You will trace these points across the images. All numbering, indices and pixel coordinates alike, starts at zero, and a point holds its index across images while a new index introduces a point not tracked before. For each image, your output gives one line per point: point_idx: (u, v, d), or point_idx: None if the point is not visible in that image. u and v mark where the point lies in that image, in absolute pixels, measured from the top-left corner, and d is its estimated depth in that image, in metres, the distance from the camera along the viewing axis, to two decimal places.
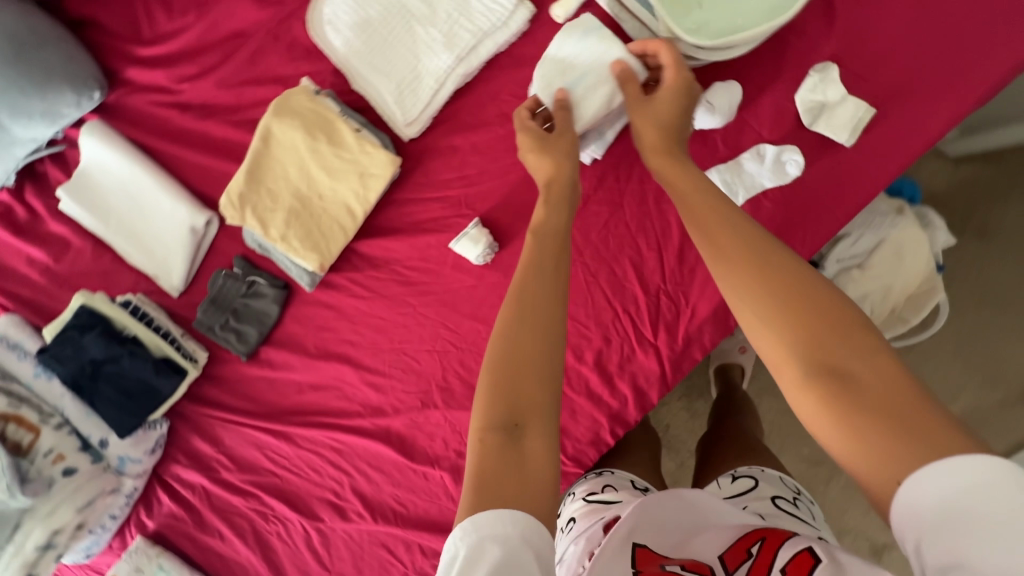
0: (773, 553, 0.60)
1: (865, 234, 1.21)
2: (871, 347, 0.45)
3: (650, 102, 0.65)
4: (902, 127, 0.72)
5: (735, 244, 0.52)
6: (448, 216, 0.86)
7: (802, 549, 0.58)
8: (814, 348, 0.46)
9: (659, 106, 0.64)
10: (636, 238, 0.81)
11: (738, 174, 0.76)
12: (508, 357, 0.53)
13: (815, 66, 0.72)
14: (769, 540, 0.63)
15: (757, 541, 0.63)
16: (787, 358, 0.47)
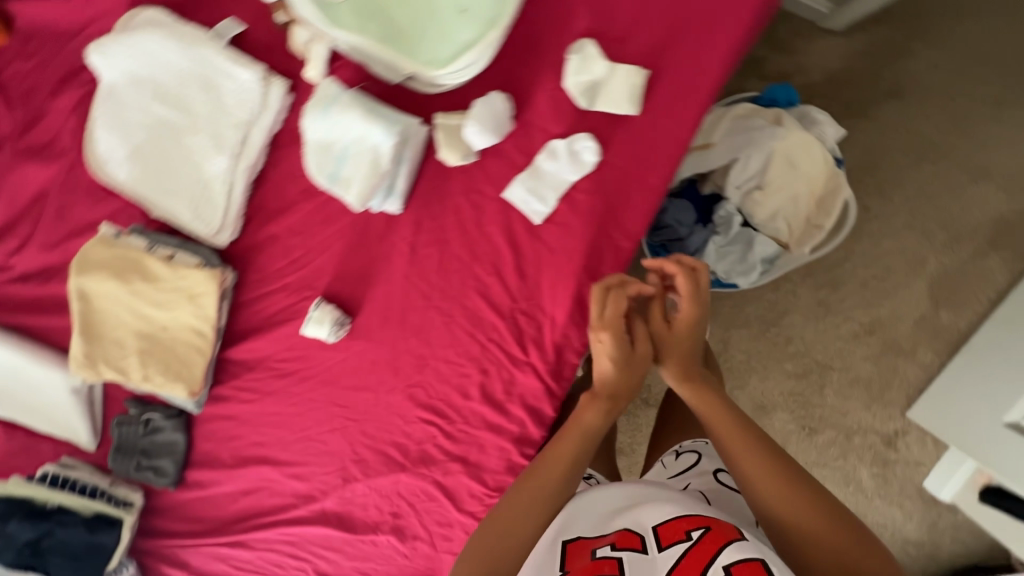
0: (717, 544, 0.56)
1: (752, 154, 1.15)
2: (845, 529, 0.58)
3: (675, 330, 0.73)
4: (684, 77, 0.68)
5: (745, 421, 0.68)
6: (294, 302, 0.85)
7: (755, 557, 0.53)
8: (805, 528, 0.59)
9: (683, 336, 0.72)
10: (472, 267, 0.79)
11: (540, 177, 0.72)
12: (537, 483, 0.67)
13: (571, 48, 0.67)
14: (714, 531, 0.58)
15: (701, 527, 0.59)
16: (781, 521, 0.60)
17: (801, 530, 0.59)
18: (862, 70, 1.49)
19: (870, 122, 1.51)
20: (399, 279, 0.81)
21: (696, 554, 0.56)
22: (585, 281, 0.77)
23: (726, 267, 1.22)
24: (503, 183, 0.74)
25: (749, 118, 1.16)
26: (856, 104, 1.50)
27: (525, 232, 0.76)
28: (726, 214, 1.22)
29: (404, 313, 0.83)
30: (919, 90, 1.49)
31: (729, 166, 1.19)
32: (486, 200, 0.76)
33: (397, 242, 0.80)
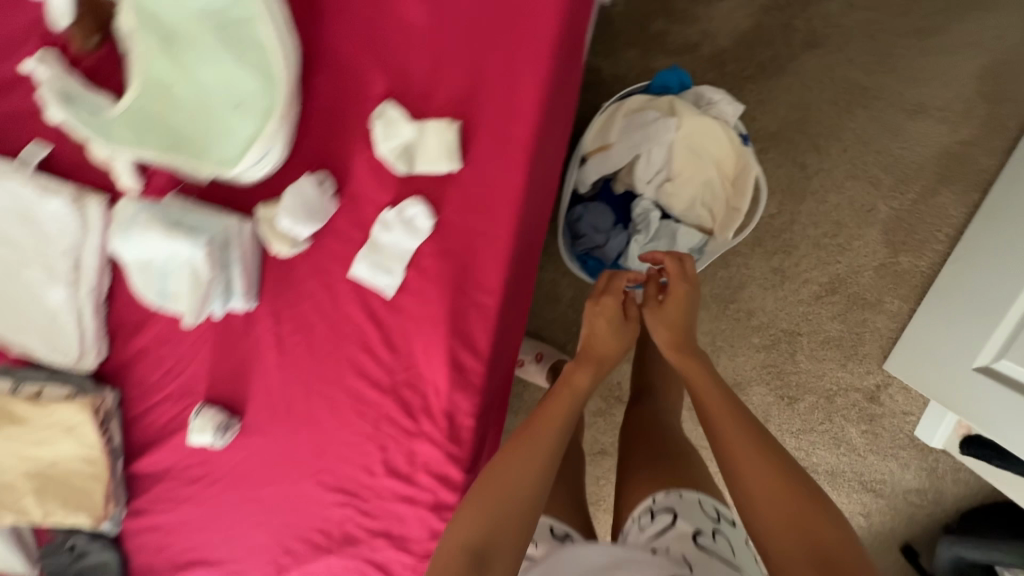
0: None
1: (654, 149, 1.09)
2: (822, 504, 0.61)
3: (664, 306, 0.87)
4: (500, 121, 0.62)
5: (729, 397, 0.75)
6: (182, 410, 0.83)
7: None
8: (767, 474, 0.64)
9: (670, 311, 0.85)
10: (342, 348, 0.75)
11: (380, 251, 0.68)
12: (529, 456, 0.71)
13: (374, 114, 0.62)
14: None
15: None
16: (760, 498, 0.62)
17: (780, 502, 0.61)
18: (772, 24, 1.40)
19: (791, 77, 1.42)
20: (275, 371, 0.78)
21: None
22: (458, 344, 0.72)
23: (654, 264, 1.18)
24: (347, 261, 0.70)
25: (644, 111, 1.09)
26: (772, 60, 1.42)
27: (383, 306, 0.72)
28: (642, 212, 1.16)
29: (290, 403, 0.80)
30: (834, 34, 1.41)
31: (634, 164, 1.12)
32: (336, 281, 0.71)
33: (262, 336, 0.76)
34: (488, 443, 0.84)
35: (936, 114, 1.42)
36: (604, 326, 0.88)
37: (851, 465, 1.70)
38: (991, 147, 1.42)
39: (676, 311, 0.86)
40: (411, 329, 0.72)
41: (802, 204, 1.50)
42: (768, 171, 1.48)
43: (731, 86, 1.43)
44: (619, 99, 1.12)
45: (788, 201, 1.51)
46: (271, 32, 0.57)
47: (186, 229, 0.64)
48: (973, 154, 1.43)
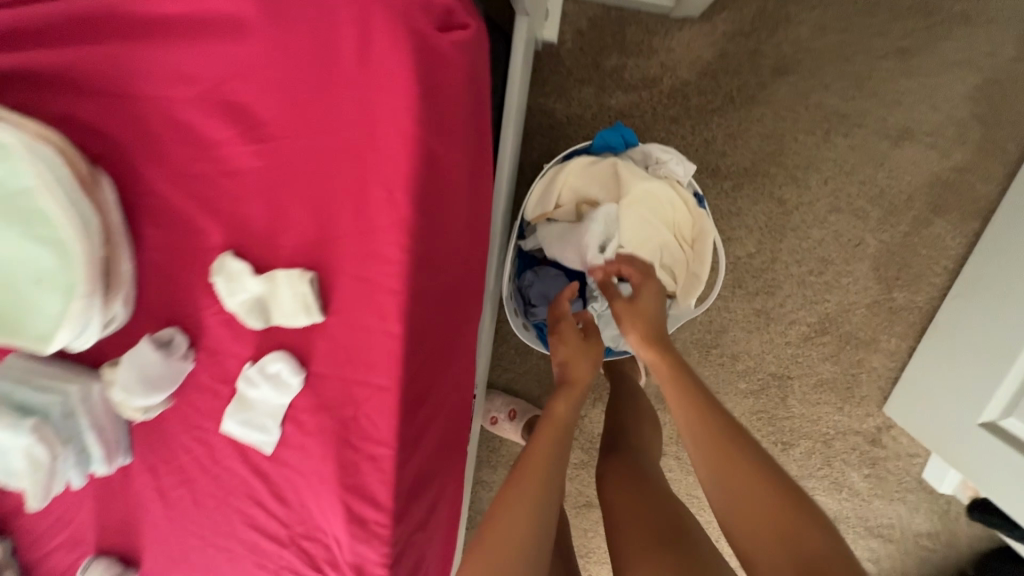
0: None
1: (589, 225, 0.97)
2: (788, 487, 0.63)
3: (634, 303, 0.86)
4: (363, 267, 0.53)
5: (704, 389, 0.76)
6: (75, 559, 0.75)
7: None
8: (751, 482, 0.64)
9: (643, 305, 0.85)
10: (231, 501, 0.67)
11: (251, 408, 0.59)
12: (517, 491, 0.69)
13: (213, 267, 0.53)
14: None
15: None
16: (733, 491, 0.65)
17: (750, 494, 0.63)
18: (736, 53, 1.28)
19: (762, 107, 1.30)
20: (164, 523, 0.70)
21: None
22: (353, 498, 0.63)
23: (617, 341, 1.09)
24: (218, 417, 0.61)
25: (590, 177, 1.00)
26: (738, 92, 1.29)
27: (266, 459, 0.63)
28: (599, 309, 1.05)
29: (185, 552, 0.72)
30: (806, 60, 1.28)
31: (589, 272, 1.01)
32: (211, 434, 0.63)
33: (144, 488, 0.68)
34: None
35: (923, 138, 1.29)
36: (573, 347, 0.89)
37: (854, 510, 1.56)
38: (986, 173, 1.29)
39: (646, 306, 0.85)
40: (300, 482, 0.64)
41: (783, 241, 1.37)
42: (743, 210, 1.35)
43: (696, 122, 1.30)
44: (559, 162, 1.02)
45: (770, 239, 1.37)
46: (55, 200, 0.47)
47: (17, 408, 0.57)
48: (968, 181, 1.30)
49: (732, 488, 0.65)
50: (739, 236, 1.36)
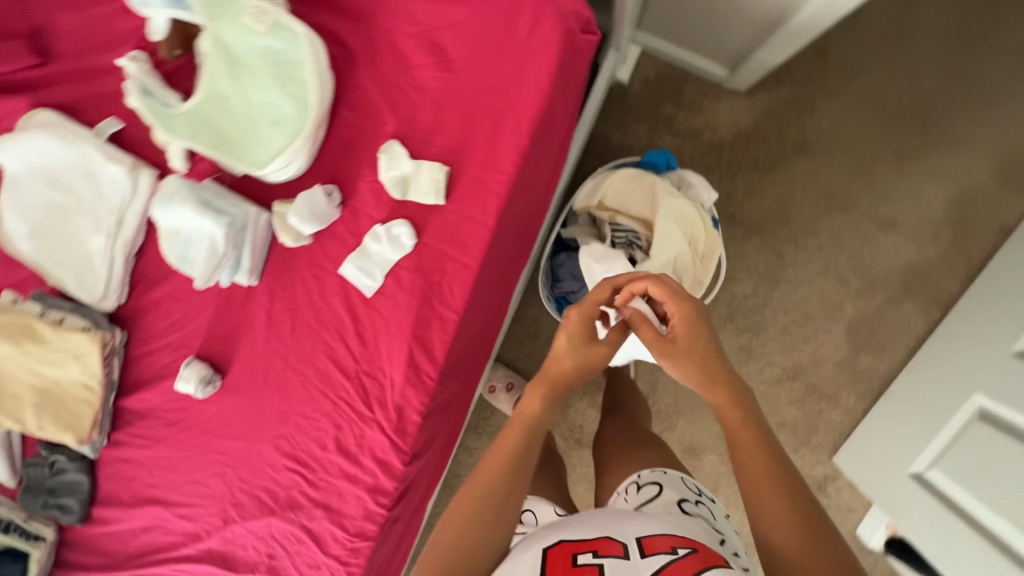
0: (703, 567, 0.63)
1: (620, 215, 1.24)
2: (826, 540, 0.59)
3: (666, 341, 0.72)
4: (482, 172, 0.76)
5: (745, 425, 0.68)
6: (175, 359, 0.95)
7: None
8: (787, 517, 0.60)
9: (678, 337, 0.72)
10: (321, 334, 0.88)
11: (368, 258, 0.81)
12: (488, 486, 0.71)
13: (381, 147, 0.77)
14: (700, 553, 0.66)
15: (687, 547, 0.67)
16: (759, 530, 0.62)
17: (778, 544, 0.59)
18: (768, 127, 1.54)
19: (780, 175, 1.56)
20: (261, 342, 0.91)
21: (681, 566, 0.63)
22: (417, 349, 0.84)
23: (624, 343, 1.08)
24: (339, 261, 0.83)
25: (632, 184, 1.24)
26: (763, 160, 1.56)
27: (363, 303, 0.84)
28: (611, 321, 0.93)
29: (267, 371, 0.92)
30: (824, 147, 1.54)
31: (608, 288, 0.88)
32: (328, 275, 0.84)
33: (258, 309, 0.89)
34: (429, 443, 0.95)
35: (906, 231, 1.54)
36: (569, 347, 0.77)
37: None
38: (950, 272, 1.53)
39: (684, 338, 0.71)
40: (381, 327, 0.85)
41: (775, 290, 1.60)
42: (747, 256, 1.59)
43: (724, 173, 1.56)
44: (612, 168, 1.28)
45: (764, 285, 1.60)
46: (314, 77, 0.73)
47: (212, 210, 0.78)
48: (935, 276, 1.54)
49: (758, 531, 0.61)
50: (738, 276, 1.60)
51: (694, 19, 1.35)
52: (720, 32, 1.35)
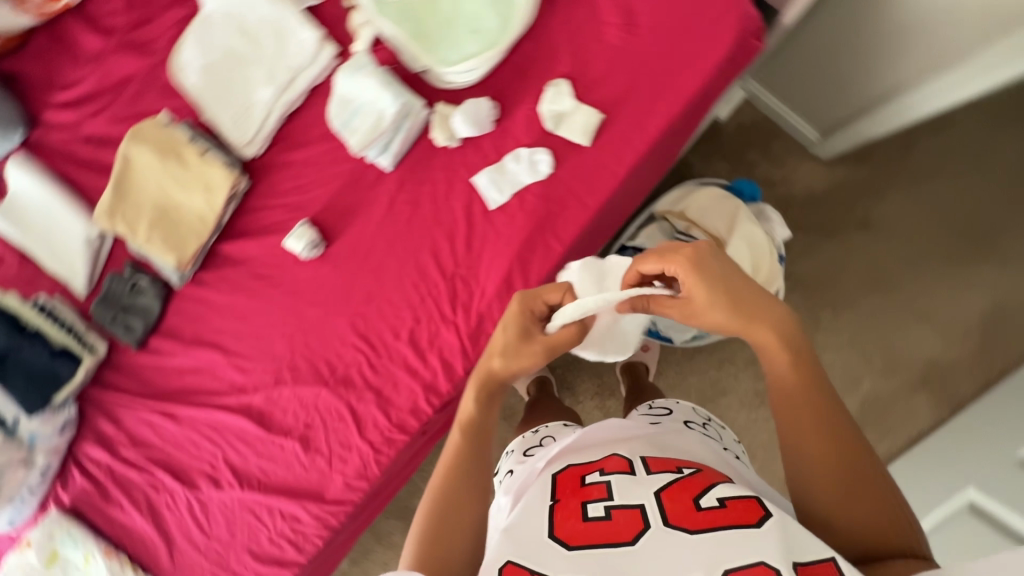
0: (708, 482, 0.69)
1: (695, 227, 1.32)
2: (864, 465, 0.63)
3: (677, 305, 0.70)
4: (629, 128, 0.86)
5: (787, 375, 0.66)
6: (287, 219, 1.03)
7: (752, 498, 0.65)
8: (830, 463, 0.63)
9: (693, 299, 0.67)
10: (433, 232, 0.96)
11: (502, 174, 0.90)
12: (453, 482, 0.71)
13: (551, 81, 0.87)
14: (704, 472, 0.73)
15: (693, 467, 0.74)
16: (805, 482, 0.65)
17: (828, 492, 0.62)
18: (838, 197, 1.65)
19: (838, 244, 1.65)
20: (373, 225, 0.98)
21: (688, 485, 0.69)
22: (517, 268, 0.92)
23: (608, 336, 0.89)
24: (474, 171, 0.92)
25: (716, 204, 1.33)
26: (827, 225, 1.65)
27: (482, 214, 0.93)
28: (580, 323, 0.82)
29: (369, 253, 1.00)
30: (885, 230, 1.64)
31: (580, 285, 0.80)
32: (459, 181, 0.93)
33: (382, 195, 0.97)
34: None
35: (936, 328, 1.63)
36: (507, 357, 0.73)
37: None
38: (966, 378, 1.62)
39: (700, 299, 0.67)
40: (491, 239, 0.93)
41: None
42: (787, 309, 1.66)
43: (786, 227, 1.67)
44: (699, 185, 1.38)
45: None
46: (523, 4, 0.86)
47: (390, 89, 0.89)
48: (952, 377, 1.63)
49: (798, 482, 0.65)
50: None
51: (810, 79, 1.46)
52: (827, 95, 1.46)
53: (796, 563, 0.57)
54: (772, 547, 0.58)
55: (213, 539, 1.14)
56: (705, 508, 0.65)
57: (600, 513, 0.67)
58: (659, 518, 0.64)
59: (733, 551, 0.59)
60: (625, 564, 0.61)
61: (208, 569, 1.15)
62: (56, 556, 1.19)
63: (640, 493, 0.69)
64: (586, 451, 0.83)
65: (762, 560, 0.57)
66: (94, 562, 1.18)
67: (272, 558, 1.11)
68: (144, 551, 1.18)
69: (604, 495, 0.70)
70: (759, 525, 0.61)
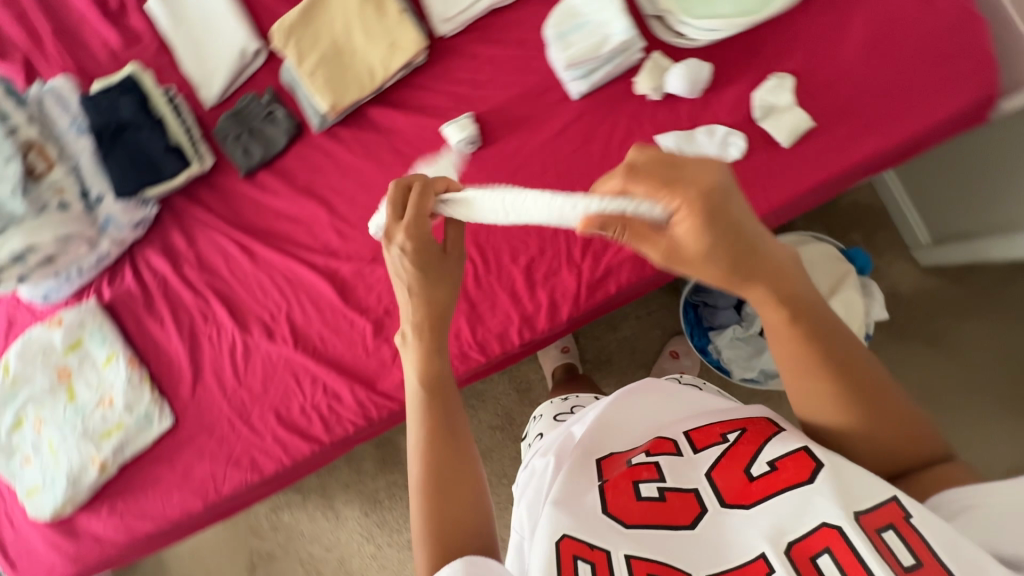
0: (757, 444, 0.61)
1: None
2: (880, 397, 0.58)
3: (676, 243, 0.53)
4: (832, 145, 0.85)
5: (796, 343, 0.58)
6: (450, 108, 1.01)
7: (798, 448, 0.57)
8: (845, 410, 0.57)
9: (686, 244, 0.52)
10: (593, 172, 0.93)
11: (689, 142, 0.87)
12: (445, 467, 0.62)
13: (776, 73, 0.86)
14: (751, 431, 0.63)
15: (736, 430, 0.64)
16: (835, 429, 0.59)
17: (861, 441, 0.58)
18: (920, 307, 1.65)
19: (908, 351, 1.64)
20: (536, 144, 0.96)
21: (735, 453, 0.61)
22: None
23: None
24: (661, 129, 0.90)
25: (824, 262, 1.34)
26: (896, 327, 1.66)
27: None
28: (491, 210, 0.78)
29: (519, 169, 0.96)
30: (954, 353, 1.63)
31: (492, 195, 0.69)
32: (641, 133, 0.91)
33: (556, 118, 0.95)
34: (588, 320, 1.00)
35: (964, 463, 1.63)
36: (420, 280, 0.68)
37: None
38: None
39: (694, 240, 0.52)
40: None
41: None
42: None
43: None
44: (815, 239, 1.39)
45: None
46: None
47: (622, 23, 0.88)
48: None
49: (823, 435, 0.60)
50: None
51: (959, 181, 1.48)
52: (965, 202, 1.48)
53: (857, 514, 0.51)
54: (831, 505, 0.52)
55: (242, 387, 1.11)
56: (758, 478, 0.58)
57: (653, 494, 0.60)
58: (716, 498, 0.58)
59: (794, 518, 0.53)
60: (687, 549, 0.56)
61: (227, 414, 1.12)
62: (79, 345, 1.15)
63: (692, 474, 0.61)
64: (616, 431, 0.72)
65: (824, 522, 0.51)
66: (115, 365, 1.13)
67: (295, 427, 1.08)
68: (167, 374, 1.14)
69: (655, 476, 0.61)
70: (813, 482, 0.54)
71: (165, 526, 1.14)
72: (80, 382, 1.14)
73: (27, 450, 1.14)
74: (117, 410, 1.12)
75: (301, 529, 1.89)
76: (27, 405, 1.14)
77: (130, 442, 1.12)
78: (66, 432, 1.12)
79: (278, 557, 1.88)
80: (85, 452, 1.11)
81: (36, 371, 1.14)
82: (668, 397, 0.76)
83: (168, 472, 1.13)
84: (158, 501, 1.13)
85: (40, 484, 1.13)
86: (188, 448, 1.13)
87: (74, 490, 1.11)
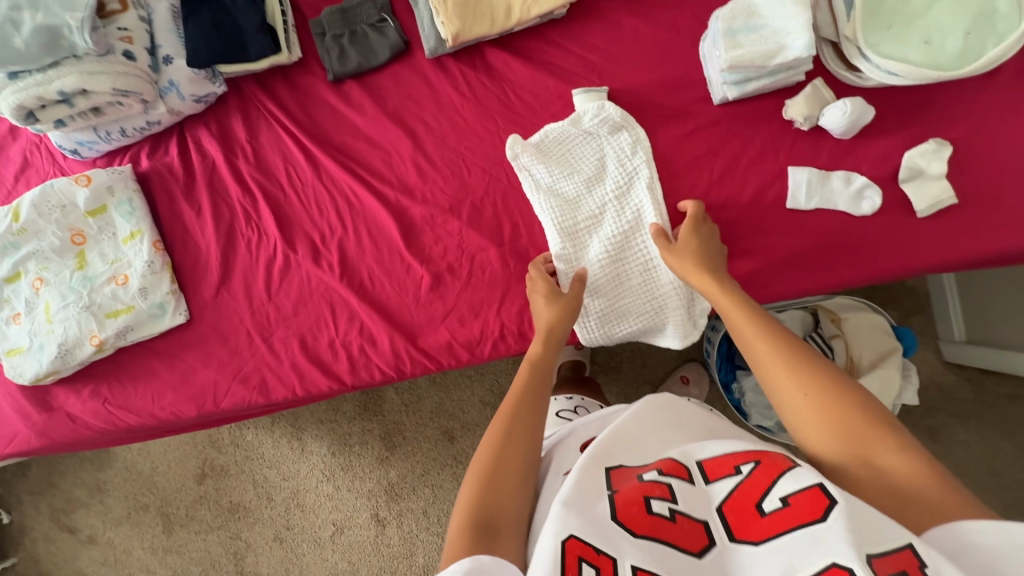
0: (773, 474, 0.54)
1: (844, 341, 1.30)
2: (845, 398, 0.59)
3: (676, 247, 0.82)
4: (971, 228, 0.80)
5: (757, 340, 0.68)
6: (576, 73, 0.93)
7: (813, 484, 0.51)
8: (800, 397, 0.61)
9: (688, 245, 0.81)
10: (712, 185, 0.87)
11: (822, 183, 0.83)
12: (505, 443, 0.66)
13: (936, 138, 0.81)
14: (766, 463, 0.56)
15: (751, 461, 0.57)
16: (781, 396, 0.64)
17: (797, 412, 0.61)
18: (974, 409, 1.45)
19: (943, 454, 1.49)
20: (658, 138, 0.89)
21: (749, 486, 0.55)
22: (769, 271, 0.85)
23: (610, 183, 0.90)
24: (796, 162, 0.84)
25: (873, 333, 1.31)
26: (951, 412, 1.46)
27: (773, 203, 0.85)
28: (571, 237, 0.90)
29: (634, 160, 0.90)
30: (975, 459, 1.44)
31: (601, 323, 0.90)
32: (774, 159, 0.85)
33: (688, 117, 0.88)
34: None
35: None
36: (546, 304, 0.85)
37: None
38: None
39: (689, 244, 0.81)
40: (764, 231, 0.85)
41: None
42: None
43: None
44: (872, 307, 1.34)
45: None
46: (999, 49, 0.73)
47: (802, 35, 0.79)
48: None
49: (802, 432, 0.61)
50: None
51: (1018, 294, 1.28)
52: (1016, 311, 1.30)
53: (869, 556, 0.45)
54: (843, 543, 0.46)
55: (271, 304, 1.02)
56: (768, 513, 0.51)
57: (663, 511, 0.54)
58: (724, 532, 0.53)
59: (803, 557, 0.47)
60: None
61: (246, 326, 1.03)
62: (102, 212, 1.03)
63: (703, 504, 0.55)
64: (626, 444, 0.66)
65: (834, 561, 0.45)
66: (137, 243, 1.03)
67: (318, 360, 1.00)
68: (192, 268, 1.05)
69: (667, 496, 0.55)
70: (825, 520, 0.48)
71: (150, 423, 1.06)
72: (93, 251, 1.04)
73: (19, 306, 1.04)
74: (130, 291, 1.02)
75: (261, 451, 1.71)
76: (29, 260, 1.04)
77: (135, 328, 1.02)
78: (68, 300, 1.02)
79: (230, 474, 1.72)
80: (84, 327, 1.01)
81: (47, 227, 1.02)
82: (680, 410, 0.71)
83: (168, 370, 1.05)
84: (148, 398, 1.05)
85: (24, 347, 1.03)
86: (194, 351, 1.04)
87: (61, 364, 1.02)
